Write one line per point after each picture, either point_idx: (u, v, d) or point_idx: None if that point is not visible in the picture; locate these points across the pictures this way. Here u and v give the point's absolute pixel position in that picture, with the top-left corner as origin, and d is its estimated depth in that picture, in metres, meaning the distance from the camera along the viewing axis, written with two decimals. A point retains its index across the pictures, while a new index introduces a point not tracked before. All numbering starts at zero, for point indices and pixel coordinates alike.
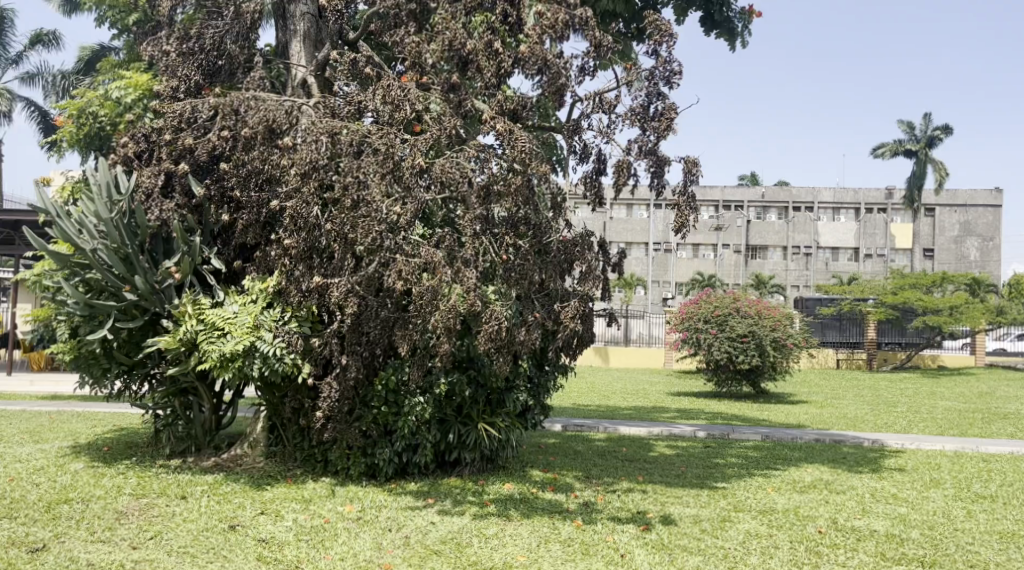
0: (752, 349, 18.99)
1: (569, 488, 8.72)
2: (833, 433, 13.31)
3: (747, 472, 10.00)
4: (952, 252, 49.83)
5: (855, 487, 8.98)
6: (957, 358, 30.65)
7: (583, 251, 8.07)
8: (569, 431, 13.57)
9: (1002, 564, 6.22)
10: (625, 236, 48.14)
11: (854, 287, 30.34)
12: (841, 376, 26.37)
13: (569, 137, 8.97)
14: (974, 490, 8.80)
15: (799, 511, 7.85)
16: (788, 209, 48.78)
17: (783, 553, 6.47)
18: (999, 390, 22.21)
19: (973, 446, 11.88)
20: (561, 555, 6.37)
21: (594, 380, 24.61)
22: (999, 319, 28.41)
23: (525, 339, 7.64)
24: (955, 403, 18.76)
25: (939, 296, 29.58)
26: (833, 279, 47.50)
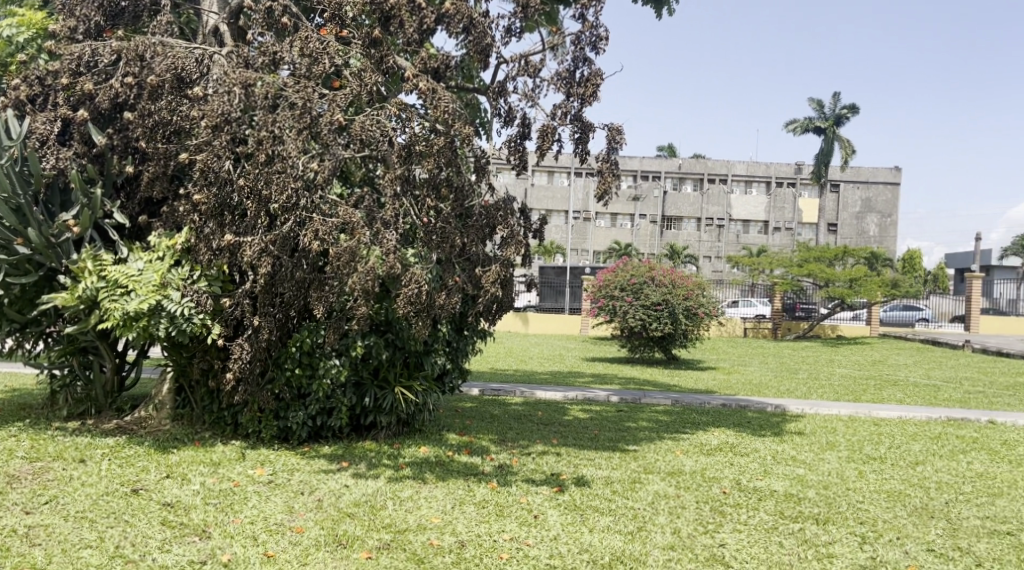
0: (664, 317, 19.43)
1: (484, 451, 8.78)
2: (740, 398, 13.81)
3: (657, 435, 10.28)
4: (854, 227, 51.96)
5: (757, 449, 9.35)
6: (853, 328, 31.83)
7: (505, 216, 8.05)
8: (486, 396, 13.62)
9: (888, 521, 6.59)
10: (546, 203, 48.29)
11: (765, 258, 31.36)
12: (748, 344, 27.27)
13: (494, 100, 8.88)
14: (866, 452, 9.29)
15: (705, 472, 8.12)
16: (703, 181, 49.89)
17: (689, 512, 6.68)
18: (892, 358, 23.40)
19: (866, 410, 12.51)
20: (475, 516, 6.40)
21: (511, 344, 24.76)
22: (895, 292, 29.82)
23: (445, 304, 7.54)
24: (850, 370, 19.69)
25: (841, 268, 30.80)
26: (744, 251, 48.90)
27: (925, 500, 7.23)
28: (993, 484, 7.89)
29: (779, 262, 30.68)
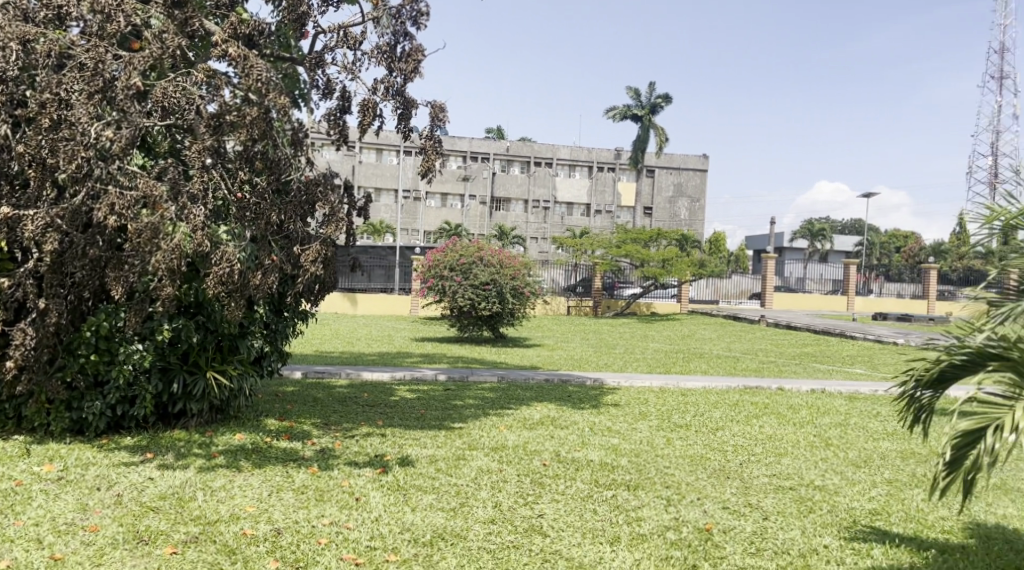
0: (492, 297, 19.68)
1: (304, 435, 8.50)
2: (562, 373, 14.29)
3: (482, 412, 10.41)
4: (667, 210, 55.04)
5: (577, 422, 9.69)
6: (667, 306, 33.69)
7: (326, 192, 7.75)
8: (310, 378, 13.23)
9: (692, 484, 7.03)
10: (373, 181, 47.49)
11: (587, 238, 32.58)
12: (572, 322, 28.24)
13: (312, 71, 8.53)
14: (674, 421, 9.89)
15: (527, 446, 8.32)
16: (530, 163, 50.94)
17: (511, 486, 6.81)
18: (700, 333, 25.09)
19: (676, 381, 13.32)
20: (293, 502, 6.19)
21: (338, 326, 24.24)
22: (703, 271, 31.92)
23: (260, 284, 7.18)
24: (663, 345, 20.93)
25: (655, 249, 32.50)
26: (567, 232, 50.54)
27: (723, 462, 7.80)
28: (780, 445, 8.64)
29: (600, 244, 31.89)
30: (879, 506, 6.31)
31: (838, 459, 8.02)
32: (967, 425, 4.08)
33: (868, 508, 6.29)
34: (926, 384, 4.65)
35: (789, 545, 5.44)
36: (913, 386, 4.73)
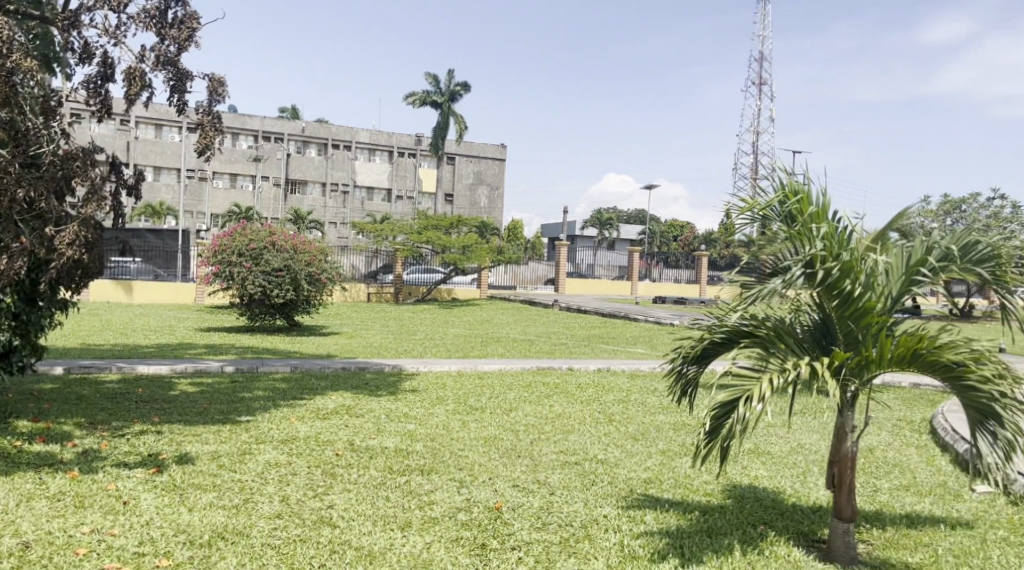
0: (287, 283, 18.90)
1: (64, 437, 7.67)
2: (359, 361, 14.03)
3: (272, 403, 9.96)
4: (466, 198, 55.63)
5: (372, 410, 9.53)
6: (467, 291, 33.86)
7: (85, 167, 6.94)
8: (75, 374, 11.99)
9: (484, 465, 7.12)
10: (151, 159, 44.01)
11: (387, 224, 31.68)
12: (369, 308, 27.81)
13: (67, 32, 7.66)
14: (470, 404, 9.97)
15: (318, 437, 8.05)
16: (327, 145, 49.47)
17: (300, 479, 6.53)
18: (498, 317, 25.65)
19: (472, 365, 13.49)
20: (47, 512, 5.56)
21: (113, 316, 22.29)
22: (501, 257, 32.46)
23: (5, 269, 6.36)
24: (461, 330, 21.18)
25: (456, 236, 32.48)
26: (365, 218, 49.73)
27: (514, 441, 8.00)
28: (567, 423, 9.01)
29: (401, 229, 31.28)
30: (654, 463, 6.74)
31: (619, 433, 8.47)
32: (723, 396, 4.41)
33: (644, 477, 6.70)
34: (690, 360, 4.95)
35: (573, 517, 5.62)
36: (680, 362, 5.00)
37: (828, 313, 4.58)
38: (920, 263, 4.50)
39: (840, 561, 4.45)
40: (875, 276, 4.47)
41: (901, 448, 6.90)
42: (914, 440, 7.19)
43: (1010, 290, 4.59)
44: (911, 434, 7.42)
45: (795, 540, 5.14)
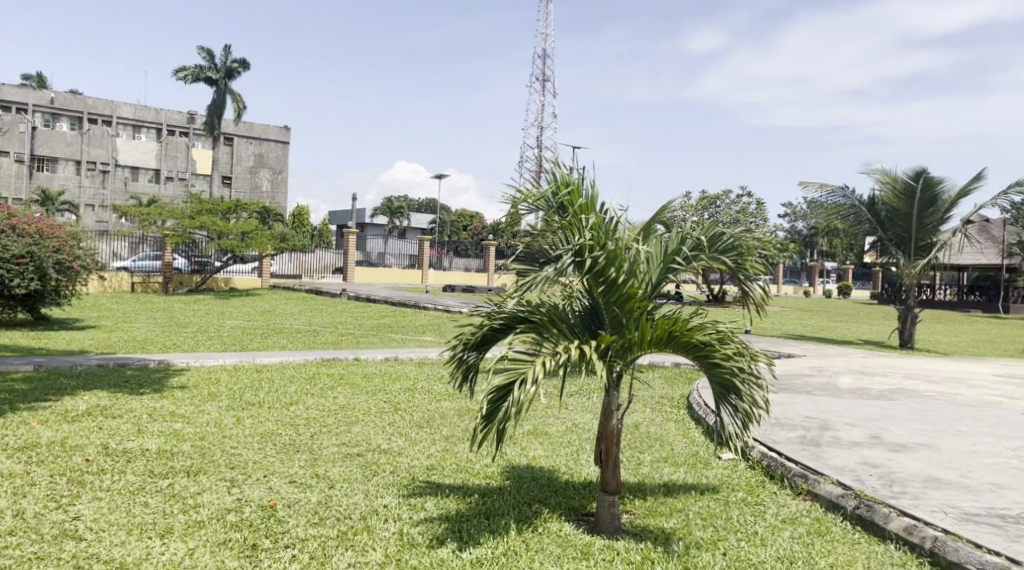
0: (31, 272, 16.73)
1: None
2: (119, 357, 12.77)
3: (9, 408, 8.75)
4: (246, 182, 52.58)
5: (132, 409, 8.63)
6: (246, 281, 31.96)
7: None
8: None
9: (263, 462, 5.96)
10: None
11: (155, 208, 28.99)
12: (133, 299, 25.45)
13: None
14: (247, 398, 9.16)
15: (64, 442, 7.14)
16: (82, 120, 44.99)
17: (39, 490, 5.34)
18: (281, 307, 24.47)
19: (250, 358, 12.70)
20: None
21: None
22: (285, 244, 30.77)
23: None
24: (239, 321, 19.99)
25: (234, 221, 30.47)
26: (130, 201, 45.60)
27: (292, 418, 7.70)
28: (349, 396, 8.80)
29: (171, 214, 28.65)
30: (437, 444, 6.42)
31: (404, 421, 7.44)
32: (500, 379, 4.16)
33: (426, 463, 5.75)
34: (469, 347, 4.71)
35: (352, 510, 4.79)
36: (460, 349, 4.75)
37: (596, 299, 4.61)
38: (674, 253, 4.84)
39: (605, 532, 4.55)
40: (637, 264, 4.59)
41: (662, 423, 7.37)
42: (674, 416, 7.72)
43: (750, 277, 5.02)
44: (671, 411, 7.96)
45: (567, 517, 4.79)
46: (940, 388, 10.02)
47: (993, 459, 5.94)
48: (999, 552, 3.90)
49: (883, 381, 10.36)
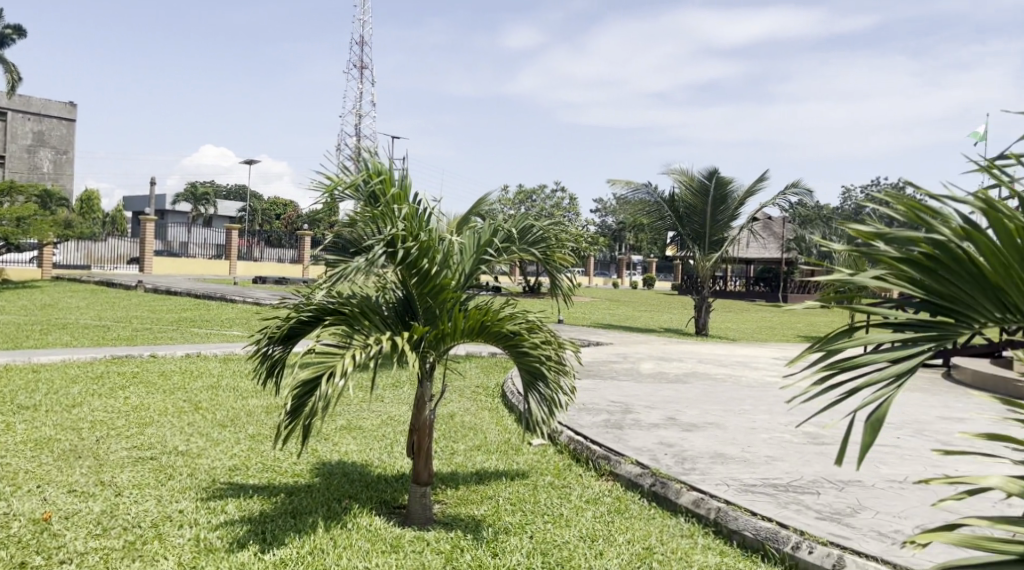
0: None
1: None
2: None
3: None
4: (25, 162, 47.47)
5: None
6: (23, 272, 28.87)
7: None
8: None
9: (36, 471, 5.41)
10: None
11: None
12: None
13: None
14: (19, 400, 8.24)
15: None
16: None
17: None
18: (65, 301, 22.33)
19: (25, 357, 11.46)
20: None
21: None
22: (70, 231, 28.09)
23: None
24: (14, 317, 18.01)
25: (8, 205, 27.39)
26: None
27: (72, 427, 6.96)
28: (139, 400, 8.11)
29: None
30: (240, 444, 6.15)
31: (206, 421, 7.06)
32: (306, 373, 4.03)
33: (229, 464, 5.50)
34: (276, 341, 4.51)
35: (142, 518, 4.48)
36: (265, 343, 4.54)
37: (409, 290, 4.55)
38: (488, 243, 4.85)
39: (416, 523, 4.56)
40: (450, 255, 4.52)
41: (476, 412, 7.48)
42: (488, 404, 7.87)
43: (558, 268, 5.25)
44: (485, 399, 8.11)
45: (378, 510, 4.76)
46: (728, 371, 10.91)
47: (770, 434, 6.56)
48: (771, 518, 4.33)
49: (679, 366, 11.12)
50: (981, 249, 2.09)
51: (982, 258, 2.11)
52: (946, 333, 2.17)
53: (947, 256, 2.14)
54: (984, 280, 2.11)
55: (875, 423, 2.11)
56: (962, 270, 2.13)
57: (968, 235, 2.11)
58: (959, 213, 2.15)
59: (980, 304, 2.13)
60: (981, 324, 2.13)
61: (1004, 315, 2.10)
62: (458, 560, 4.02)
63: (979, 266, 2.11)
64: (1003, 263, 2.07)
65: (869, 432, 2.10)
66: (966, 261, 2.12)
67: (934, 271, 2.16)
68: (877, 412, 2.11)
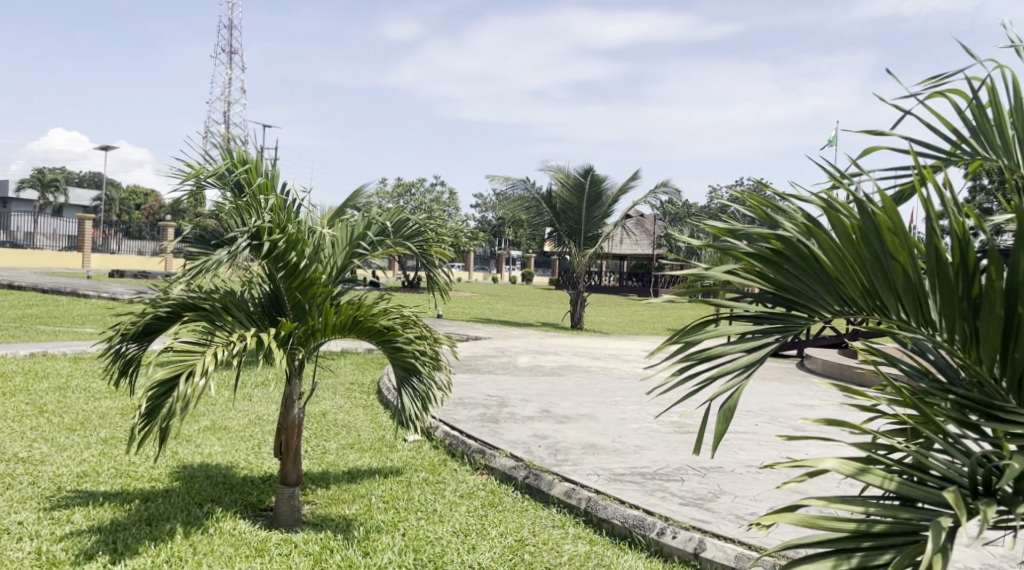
0: None
1: None
2: None
3: None
4: None
5: None
6: None
7: None
8: None
9: None
10: None
11: None
12: None
13: None
14: None
15: None
16: None
17: None
18: None
19: None
20: None
21: None
22: None
23: None
24: None
25: None
26: None
27: None
28: None
29: None
30: (91, 449, 5.76)
31: (51, 425, 6.57)
32: (163, 373, 3.82)
33: (76, 471, 5.13)
34: (130, 339, 4.23)
35: None
36: (117, 341, 4.25)
37: (277, 285, 4.35)
38: (360, 236, 4.71)
39: (283, 525, 4.42)
40: (320, 248, 4.39)
41: (349, 409, 7.33)
42: (362, 401, 7.72)
43: (436, 262, 5.21)
44: (360, 396, 7.95)
45: (243, 513, 4.59)
46: (601, 364, 11.18)
47: (638, 424, 6.76)
48: (638, 506, 4.46)
49: (554, 359, 11.30)
50: (823, 245, 2.20)
51: (822, 254, 2.23)
52: (791, 325, 2.30)
53: (791, 252, 2.25)
54: (824, 274, 2.23)
55: (727, 413, 2.19)
56: (804, 265, 2.25)
57: (811, 232, 2.22)
58: (804, 211, 2.27)
59: (821, 297, 2.25)
60: (822, 317, 2.25)
61: (842, 308, 2.22)
62: (327, 561, 3.92)
63: (820, 261, 2.23)
64: (840, 257, 2.19)
65: (721, 421, 2.18)
66: (809, 257, 2.24)
67: (779, 266, 2.28)
68: (729, 402, 2.19)
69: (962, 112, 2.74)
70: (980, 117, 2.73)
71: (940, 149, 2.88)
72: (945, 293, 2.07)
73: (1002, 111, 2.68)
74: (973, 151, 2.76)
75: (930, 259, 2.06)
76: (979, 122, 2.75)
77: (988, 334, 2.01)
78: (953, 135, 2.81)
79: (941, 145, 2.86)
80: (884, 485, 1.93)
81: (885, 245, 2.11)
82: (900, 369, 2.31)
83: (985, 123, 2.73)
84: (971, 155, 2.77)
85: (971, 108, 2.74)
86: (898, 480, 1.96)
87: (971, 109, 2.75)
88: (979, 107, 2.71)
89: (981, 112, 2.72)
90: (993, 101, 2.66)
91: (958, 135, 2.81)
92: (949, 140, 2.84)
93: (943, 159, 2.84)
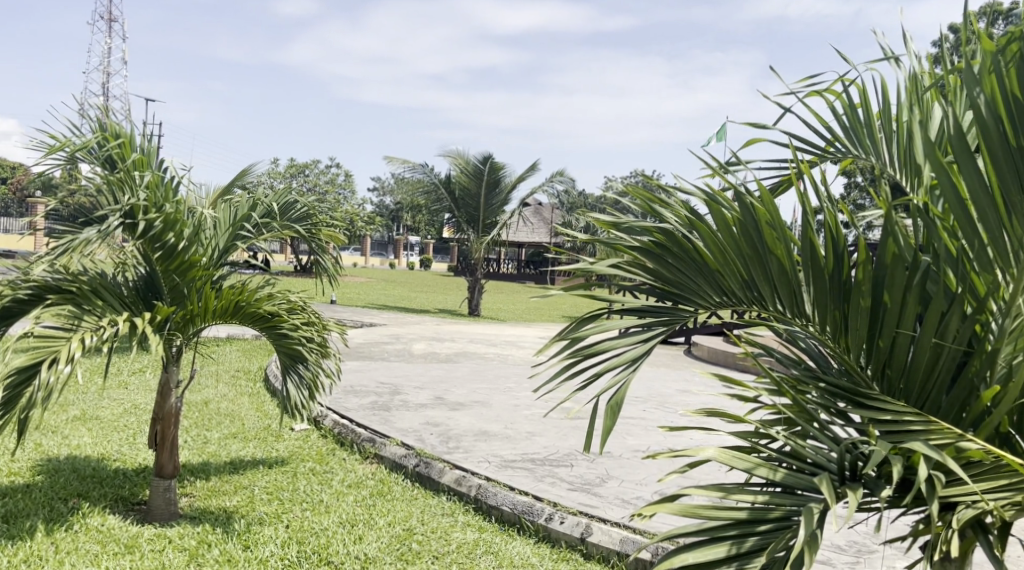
0: None
1: None
2: None
3: None
4: None
5: None
6: None
7: None
8: None
9: None
10: None
11: None
12: None
13: None
14: None
15: None
16: None
17: None
18: None
19: None
20: None
21: None
22: None
23: None
24: None
25: None
26: None
27: None
28: None
29: None
30: None
31: None
32: (23, 359, 3.55)
33: None
34: None
35: None
36: None
37: (153, 267, 4.10)
38: (244, 218, 4.52)
39: (158, 520, 4.21)
40: (200, 228, 4.17)
41: (234, 398, 7.08)
42: (248, 389, 7.46)
43: (324, 246, 5.00)
44: (246, 384, 7.68)
45: (112, 508, 4.34)
46: (496, 350, 11.23)
47: (530, 411, 6.79)
48: (528, 492, 4.48)
49: (450, 346, 11.26)
50: (705, 238, 2.25)
51: (705, 248, 2.27)
52: (675, 318, 2.32)
53: (673, 244, 2.29)
54: (704, 266, 2.28)
55: (614, 408, 2.19)
56: (688, 258, 2.29)
57: (693, 225, 2.26)
58: (686, 204, 2.29)
59: (702, 289, 2.30)
60: (703, 307, 2.30)
61: (721, 298, 2.27)
62: (203, 556, 3.75)
63: (702, 255, 2.27)
64: (721, 250, 2.23)
65: (608, 416, 2.18)
66: (691, 250, 2.28)
67: (663, 259, 2.31)
68: (616, 396, 2.19)
69: (835, 110, 2.83)
70: (851, 116, 2.83)
71: (814, 144, 2.97)
72: (817, 284, 2.14)
73: (872, 112, 2.78)
74: (845, 149, 2.88)
75: (805, 251, 2.12)
76: (851, 122, 2.85)
77: (857, 323, 2.08)
78: (827, 133, 2.91)
79: (815, 142, 2.95)
80: (767, 476, 1.98)
81: (764, 238, 2.16)
82: (775, 357, 2.35)
83: (856, 123, 2.84)
84: (844, 153, 2.90)
85: (844, 107, 2.83)
86: (780, 470, 2.01)
87: (844, 108, 2.84)
88: (849, 106, 2.81)
89: (853, 112, 2.82)
90: (863, 101, 2.76)
91: (830, 132, 2.90)
92: (822, 136, 2.93)
93: (818, 155, 2.94)
